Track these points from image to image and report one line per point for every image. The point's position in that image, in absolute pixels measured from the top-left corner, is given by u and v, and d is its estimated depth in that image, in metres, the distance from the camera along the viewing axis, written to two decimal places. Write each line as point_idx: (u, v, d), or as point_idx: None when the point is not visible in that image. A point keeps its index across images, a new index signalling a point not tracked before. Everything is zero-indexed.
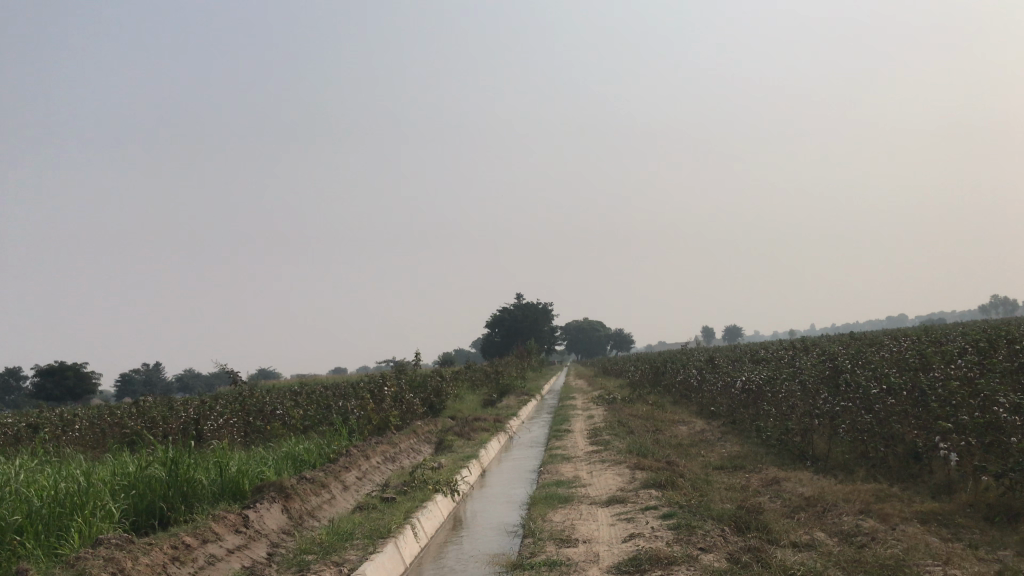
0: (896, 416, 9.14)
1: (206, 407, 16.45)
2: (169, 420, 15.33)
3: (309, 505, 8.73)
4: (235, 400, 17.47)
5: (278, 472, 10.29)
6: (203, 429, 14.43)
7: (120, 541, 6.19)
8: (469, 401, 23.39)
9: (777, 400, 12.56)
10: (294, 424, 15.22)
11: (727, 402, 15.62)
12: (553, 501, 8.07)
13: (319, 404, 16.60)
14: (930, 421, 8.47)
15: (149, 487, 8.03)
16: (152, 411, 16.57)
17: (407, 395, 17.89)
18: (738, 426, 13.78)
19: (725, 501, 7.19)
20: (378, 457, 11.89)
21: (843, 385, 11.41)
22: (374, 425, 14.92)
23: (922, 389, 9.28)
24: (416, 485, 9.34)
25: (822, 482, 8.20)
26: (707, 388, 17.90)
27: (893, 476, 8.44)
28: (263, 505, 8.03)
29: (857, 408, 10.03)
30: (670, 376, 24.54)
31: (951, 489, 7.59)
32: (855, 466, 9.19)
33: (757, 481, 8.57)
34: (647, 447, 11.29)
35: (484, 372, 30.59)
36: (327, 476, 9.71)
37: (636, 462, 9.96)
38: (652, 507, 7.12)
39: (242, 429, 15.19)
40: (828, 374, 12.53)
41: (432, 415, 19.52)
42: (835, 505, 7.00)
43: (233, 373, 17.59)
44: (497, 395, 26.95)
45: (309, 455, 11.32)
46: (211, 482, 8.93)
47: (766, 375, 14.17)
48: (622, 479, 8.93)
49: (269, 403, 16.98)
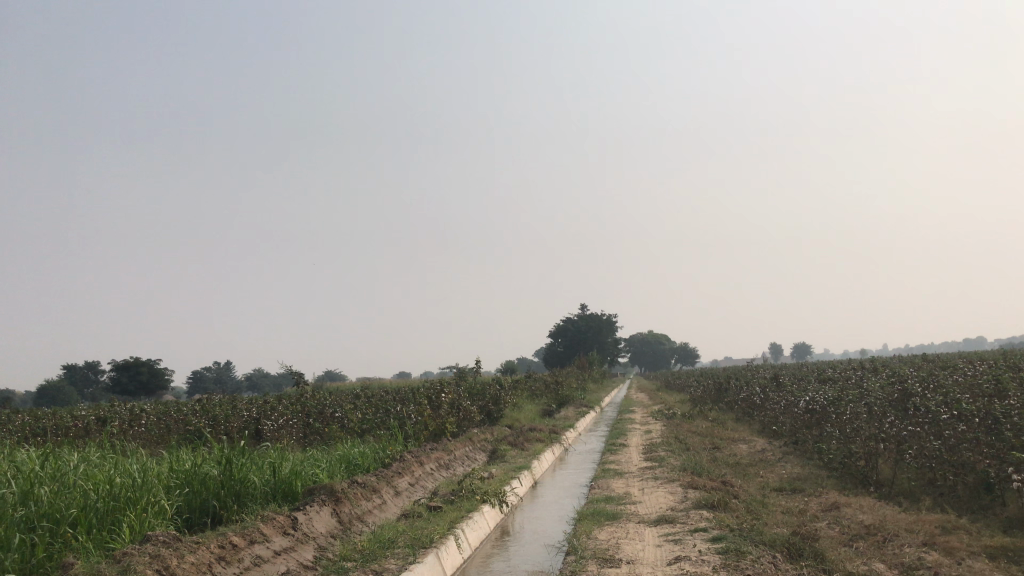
0: (967, 444, 8.71)
1: (268, 407, 16.72)
2: (231, 419, 15.63)
3: (359, 509, 8.76)
4: (296, 401, 17.73)
5: (331, 474, 10.37)
6: (263, 429, 14.68)
7: (168, 538, 6.26)
8: (528, 411, 23.28)
9: (841, 422, 12.14)
10: (351, 427, 15.36)
11: (791, 422, 15.18)
12: (601, 517, 7.92)
13: (378, 408, 16.72)
14: (1003, 451, 8.05)
15: (202, 485, 8.16)
16: (215, 409, 16.94)
17: (465, 402, 17.88)
18: (799, 447, 13.38)
19: (780, 525, 6.94)
20: (432, 464, 11.89)
21: (912, 409, 10.96)
22: (430, 431, 14.94)
23: (996, 417, 8.83)
24: (464, 495, 9.28)
25: (885, 510, 7.84)
26: (770, 406, 17.45)
27: (962, 506, 8.03)
28: (312, 507, 8.06)
29: (926, 434, 9.60)
30: (733, 393, 23.99)
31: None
32: (922, 494, 8.78)
33: (815, 506, 8.24)
34: (702, 465, 11.01)
35: (545, 381, 30.41)
36: (379, 481, 9.73)
37: (689, 480, 9.71)
38: (702, 528, 6.90)
39: (301, 431, 15.39)
40: (897, 398, 12.07)
41: (489, 423, 19.48)
42: (895, 535, 6.67)
43: (296, 375, 17.85)
44: (556, 406, 26.78)
45: (363, 459, 11.37)
46: (265, 482, 9.03)
47: (831, 396, 13.73)
48: (674, 497, 8.72)
49: (329, 405, 17.17)
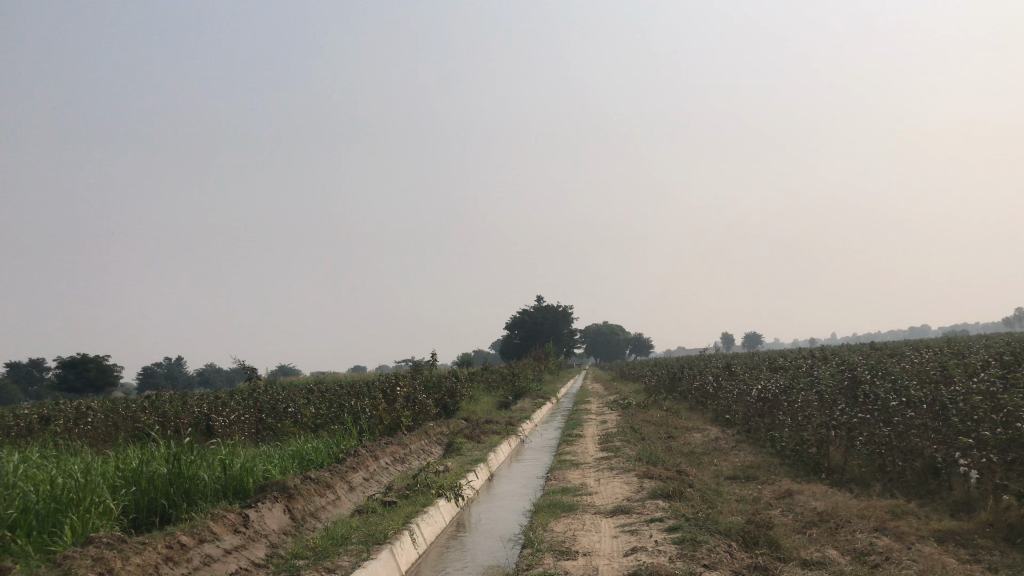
0: (915, 430, 8.85)
1: (219, 403, 16.42)
2: (181, 415, 15.31)
3: (312, 506, 8.61)
4: (248, 396, 17.43)
5: (283, 470, 10.19)
6: (214, 424, 14.40)
7: (112, 540, 6.05)
8: (484, 403, 23.22)
9: (793, 410, 12.27)
10: (305, 422, 15.13)
11: (743, 411, 15.33)
12: (557, 509, 7.88)
13: (332, 402, 16.49)
14: (950, 436, 8.18)
15: (150, 483, 7.93)
16: (164, 406, 16.57)
17: (421, 396, 17.74)
18: (752, 435, 13.52)
19: (734, 514, 6.98)
20: (387, 458, 11.77)
21: (861, 396, 11.12)
22: (385, 425, 14.79)
23: (943, 403, 8.98)
24: (419, 489, 9.19)
25: (836, 497, 7.93)
26: (723, 395, 17.63)
27: (910, 492, 8.17)
28: (264, 504, 7.89)
29: (876, 420, 9.73)
30: (686, 382, 24.22)
31: (971, 507, 7.30)
32: (872, 480, 8.93)
33: (769, 493, 8.31)
34: (657, 454, 11.06)
35: (502, 373, 30.40)
36: (333, 477, 9.58)
37: (645, 470, 9.74)
38: (658, 518, 6.91)
39: (253, 426, 15.13)
40: (847, 386, 12.24)
41: (445, 416, 19.38)
42: (847, 521, 6.75)
43: (248, 370, 17.53)
44: (512, 398, 26.76)
45: (317, 454, 11.19)
46: (215, 479, 8.82)
47: (783, 384, 13.88)
48: (630, 488, 8.72)
49: (282, 400, 16.90)
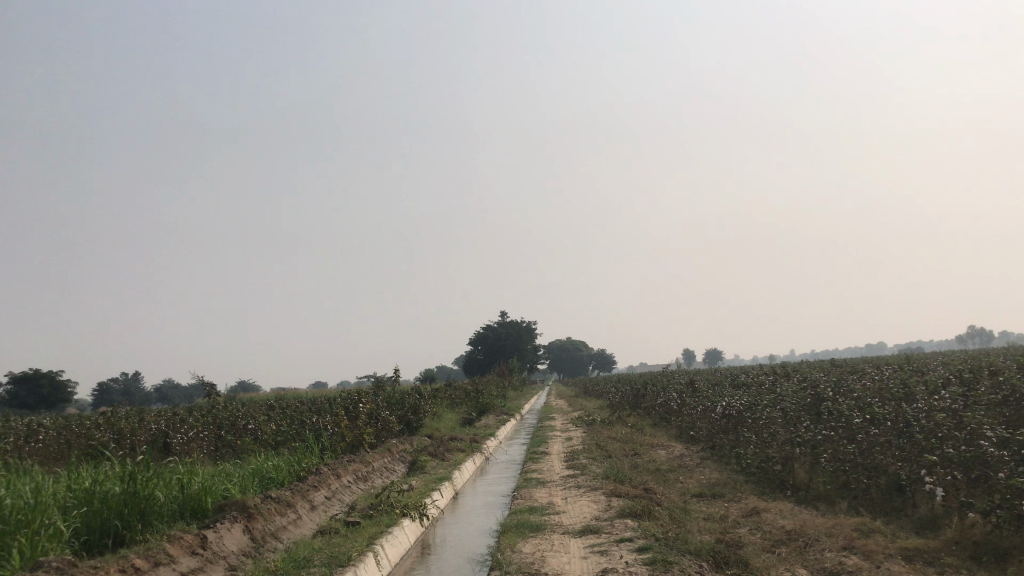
0: (879, 447, 8.90)
1: (177, 420, 16.04)
2: (137, 433, 14.93)
3: (273, 526, 8.40)
4: (207, 412, 17.08)
5: (243, 489, 9.94)
6: (172, 442, 14.05)
7: (62, 564, 5.79)
8: (447, 420, 23.00)
9: (758, 427, 12.30)
10: (266, 439, 14.84)
11: (707, 427, 15.35)
12: (524, 529, 7.77)
13: (293, 419, 16.20)
14: (914, 454, 8.23)
15: (103, 504, 7.68)
16: (119, 423, 16.17)
17: (384, 412, 17.51)
18: (716, 452, 13.52)
19: (704, 533, 6.93)
20: (350, 476, 11.57)
21: (824, 413, 11.18)
22: (347, 442, 14.55)
23: (906, 419, 9.03)
24: (383, 509, 9.03)
25: (804, 515, 7.92)
26: (687, 411, 17.65)
27: (876, 509, 8.21)
28: (223, 525, 7.68)
29: (839, 437, 9.77)
30: (650, 399, 24.23)
31: (936, 525, 7.34)
32: (837, 497, 8.97)
33: (736, 511, 8.29)
34: (624, 472, 11.00)
35: (465, 389, 30.19)
36: (294, 495, 9.37)
37: (612, 488, 9.67)
38: (627, 538, 6.84)
39: (212, 443, 14.81)
40: (810, 403, 12.29)
41: (408, 433, 19.15)
42: (816, 540, 6.74)
43: (206, 386, 17.18)
44: (476, 414, 26.56)
45: (277, 472, 10.95)
46: (172, 499, 8.56)
47: (747, 401, 13.90)
48: (598, 506, 8.63)
49: (242, 417, 16.58)
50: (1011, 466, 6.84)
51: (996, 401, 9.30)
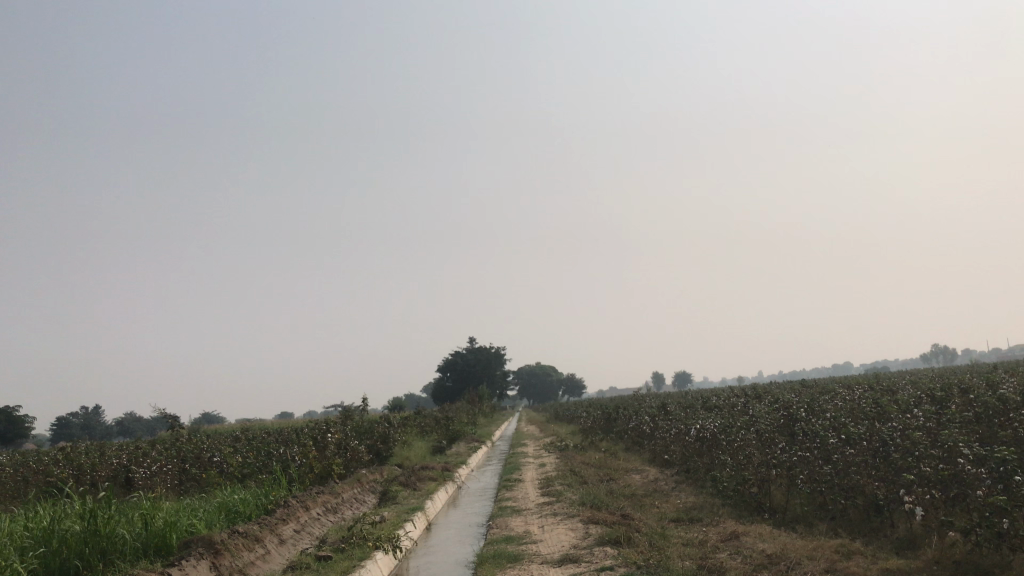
0: (855, 467, 8.86)
1: (139, 453, 15.61)
2: (99, 468, 14.50)
3: (240, 562, 8.11)
4: (170, 445, 16.67)
5: (209, 524, 9.63)
6: (134, 476, 13.65)
7: None
8: (417, 448, 22.69)
9: (732, 449, 12.22)
10: (231, 472, 14.48)
11: (681, 451, 15.27)
12: (501, 559, 7.59)
13: (259, 450, 15.84)
14: (891, 473, 8.21)
15: (62, 543, 7.37)
16: (80, 458, 15.72)
17: (353, 442, 17.20)
18: (691, 475, 13.41)
19: (684, 559, 6.81)
20: (319, 508, 11.28)
21: (799, 434, 11.15)
22: (316, 473, 14.25)
23: (882, 439, 9.02)
24: (354, 542, 8.79)
25: (784, 538, 7.84)
26: (660, 435, 17.53)
27: (854, 530, 8.16)
28: (189, 562, 7.40)
29: (815, 458, 9.75)
30: (622, 423, 24.13)
31: (915, 545, 7.29)
32: (815, 519, 8.90)
33: (715, 536, 8.17)
34: (600, 498, 10.84)
35: (435, 417, 29.88)
36: (262, 530, 9.09)
37: (589, 514, 9.51)
38: (608, 567, 6.68)
39: (176, 477, 14.42)
40: (783, 424, 12.27)
41: (378, 462, 18.84)
42: (797, 563, 6.64)
43: (169, 418, 16.74)
44: (446, 442, 26.27)
45: (245, 505, 10.63)
46: (134, 536, 8.26)
47: (720, 423, 13.84)
48: (576, 534, 8.48)
49: (207, 449, 16.18)
50: (988, 483, 6.82)
51: (969, 419, 9.33)
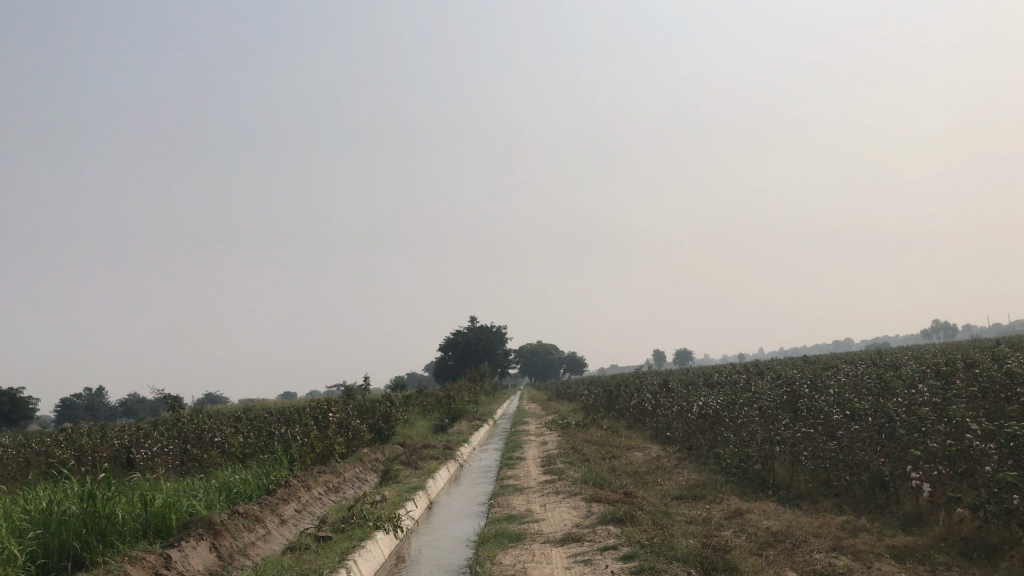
0: (861, 443, 8.77)
1: (140, 434, 15.55)
2: (99, 449, 14.45)
3: (241, 542, 8.05)
4: (172, 426, 16.60)
5: (209, 504, 9.56)
6: (135, 457, 13.61)
7: None
8: (419, 427, 22.66)
9: (736, 425, 12.12)
10: (232, 452, 14.41)
11: (683, 427, 15.18)
12: (503, 539, 7.51)
13: (260, 431, 15.77)
14: (897, 450, 8.11)
15: (60, 525, 7.28)
16: (81, 439, 15.67)
17: (354, 421, 17.13)
18: (694, 452, 13.34)
19: (688, 537, 6.74)
20: (320, 488, 11.21)
21: (803, 411, 11.06)
22: (318, 453, 14.19)
23: (889, 415, 8.92)
24: (355, 522, 8.71)
25: (789, 515, 7.75)
26: (662, 412, 17.48)
27: (859, 507, 8.06)
28: (189, 543, 7.33)
29: (819, 434, 9.66)
30: (624, 400, 24.07)
31: (922, 521, 7.21)
32: (819, 496, 8.81)
33: (719, 513, 8.09)
34: (602, 476, 10.77)
35: (437, 395, 29.85)
36: (263, 510, 9.03)
37: (591, 492, 9.44)
38: (611, 546, 6.59)
39: (177, 458, 14.37)
40: (786, 401, 12.19)
41: (380, 441, 18.81)
42: (803, 541, 6.56)
43: (171, 400, 16.66)
44: (448, 420, 26.28)
45: (245, 485, 10.57)
46: (134, 517, 8.18)
47: (723, 400, 13.74)
48: (578, 513, 8.39)
49: (208, 430, 16.12)
50: (997, 459, 6.71)
51: (975, 394, 9.22)
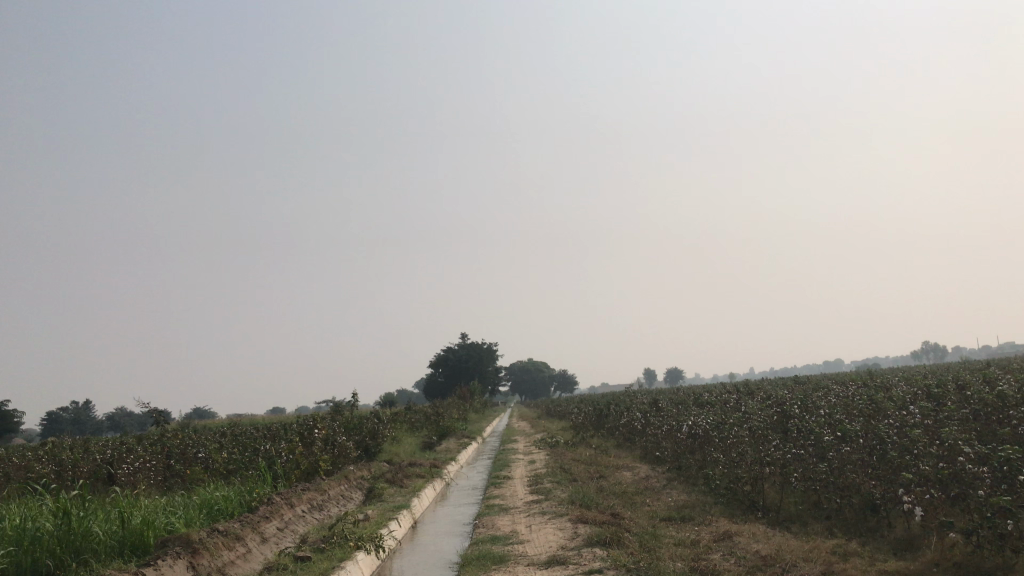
0: (851, 465, 8.67)
1: (124, 449, 15.29)
2: (81, 464, 14.20)
3: (220, 561, 7.86)
4: (156, 441, 16.35)
5: (189, 522, 9.34)
6: (117, 473, 13.37)
7: None
8: (407, 444, 22.43)
9: (725, 446, 11.98)
10: (216, 467, 14.17)
11: (673, 447, 15.04)
12: (487, 561, 7.34)
13: (245, 447, 15.55)
14: (889, 472, 7.99)
15: (33, 543, 7.07)
16: (63, 454, 15.38)
17: (341, 438, 16.91)
18: (683, 472, 13.20)
19: (676, 560, 6.60)
20: (304, 506, 11.03)
21: (793, 431, 10.95)
22: (302, 470, 13.97)
23: (880, 436, 8.81)
24: (336, 542, 8.53)
25: (778, 538, 7.61)
26: (652, 431, 17.33)
27: (850, 530, 7.93)
28: (165, 562, 7.14)
29: (810, 455, 9.55)
30: (613, 420, 23.90)
31: (914, 545, 7.08)
32: (809, 518, 8.68)
33: (708, 536, 7.95)
34: (590, 496, 10.60)
35: (427, 413, 29.66)
36: (243, 528, 8.84)
37: (578, 513, 9.27)
38: (597, 569, 6.43)
39: (160, 473, 14.13)
40: (777, 421, 12.08)
41: (367, 459, 18.58)
42: (793, 565, 6.41)
43: (156, 415, 16.42)
44: (437, 438, 26.05)
45: (227, 502, 10.37)
46: (110, 534, 7.96)
47: (713, 420, 13.62)
48: (564, 534, 8.22)
49: (192, 445, 15.88)
50: (991, 483, 6.60)
51: (967, 417, 9.12)
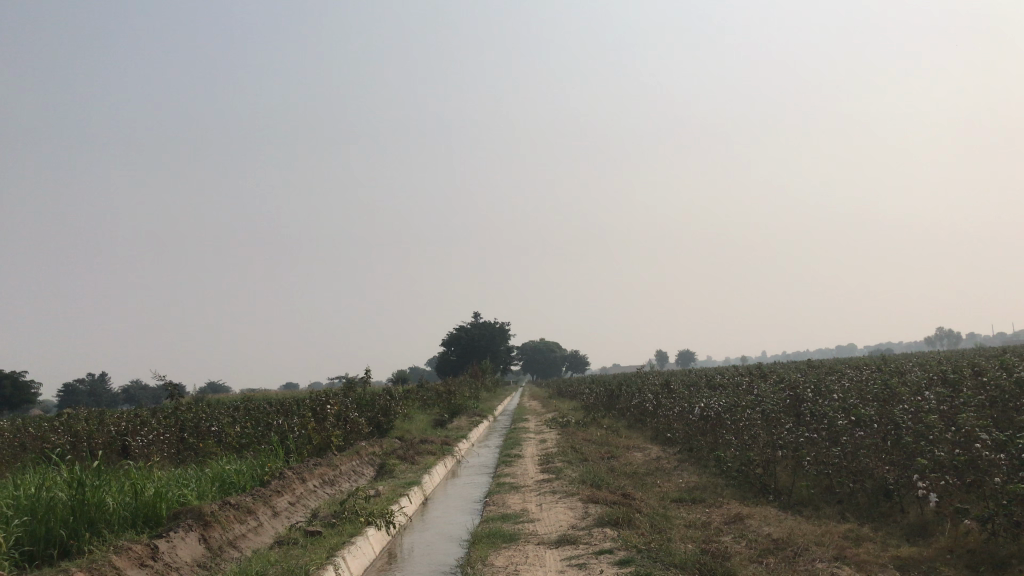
0: (864, 450, 8.61)
1: (138, 422, 15.38)
2: (96, 435, 14.29)
3: (230, 534, 7.89)
4: (170, 413, 16.44)
5: (201, 495, 9.39)
6: (131, 445, 13.46)
7: None
8: (418, 421, 22.49)
9: (737, 428, 11.92)
10: (228, 441, 14.25)
11: (684, 429, 14.99)
12: (497, 539, 7.34)
13: (258, 421, 15.61)
14: (904, 458, 7.92)
15: (47, 512, 7.11)
16: (77, 425, 15.49)
17: (353, 414, 16.95)
18: (693, 454, 13.16)
19: (687, 542, 6.58)
20: (315, 480, 11.08)
21: (806, 415, 10.88)
22: (314, 445, 14.02)
23: (894, 421, 8.73)
24: (346, 517, 8.54)
25: (790, 522, 7.58)
26: (663, 413, 17.28)
27: (862, 515, 7.88)
28: (177, 534, 7.18)
29: (822, 440, 9.50)
30: (626, 400, 23.88)
31: (927, 531, 7.02)
32: (821, 502, 8.63)
33: (719, 518, 7.92)
34: (600, 476, 10.59)
35: (438, 390, 29.73)
36: (255, 501, 8.88)
37: (589, 493, 9.25)
38: (607, 549, 6.41)
39: (173, 446, 14.21)
40: (790, 404, 12.00)
41: (378, 435, 18.65)
42: (805, 549, 6.37)
43: (171, 389, 16.51)
44: (448, 415, 26.12)
45: (239, 476, 10.41)
46: (123, 506, 8.00)
47: (725, 402, 13.56)
48: (574, 514, 8.21)
49: (205, 418, 15.96)
50: (1007, 470, 6.53)
51: (983, 403, 9.02)
